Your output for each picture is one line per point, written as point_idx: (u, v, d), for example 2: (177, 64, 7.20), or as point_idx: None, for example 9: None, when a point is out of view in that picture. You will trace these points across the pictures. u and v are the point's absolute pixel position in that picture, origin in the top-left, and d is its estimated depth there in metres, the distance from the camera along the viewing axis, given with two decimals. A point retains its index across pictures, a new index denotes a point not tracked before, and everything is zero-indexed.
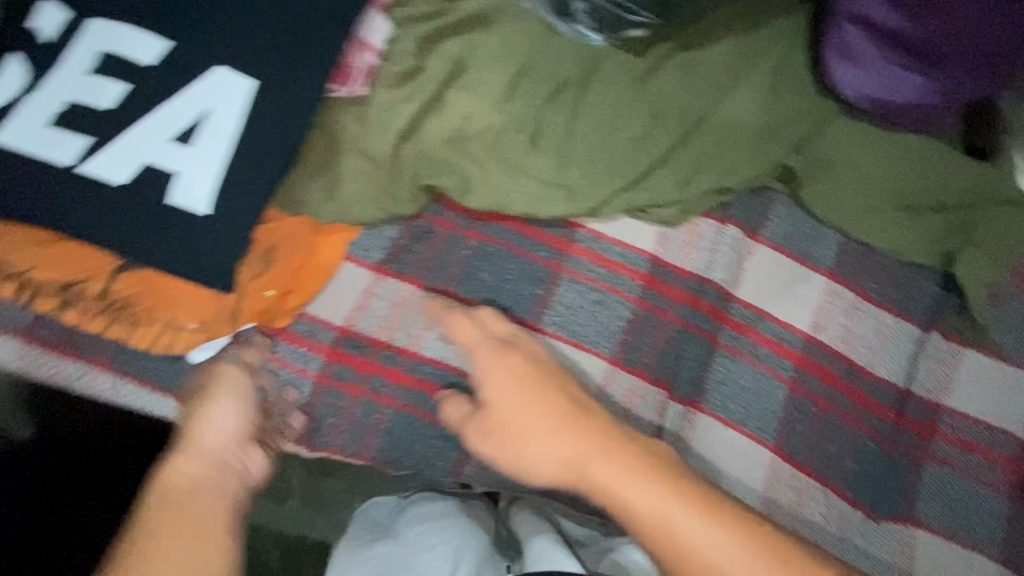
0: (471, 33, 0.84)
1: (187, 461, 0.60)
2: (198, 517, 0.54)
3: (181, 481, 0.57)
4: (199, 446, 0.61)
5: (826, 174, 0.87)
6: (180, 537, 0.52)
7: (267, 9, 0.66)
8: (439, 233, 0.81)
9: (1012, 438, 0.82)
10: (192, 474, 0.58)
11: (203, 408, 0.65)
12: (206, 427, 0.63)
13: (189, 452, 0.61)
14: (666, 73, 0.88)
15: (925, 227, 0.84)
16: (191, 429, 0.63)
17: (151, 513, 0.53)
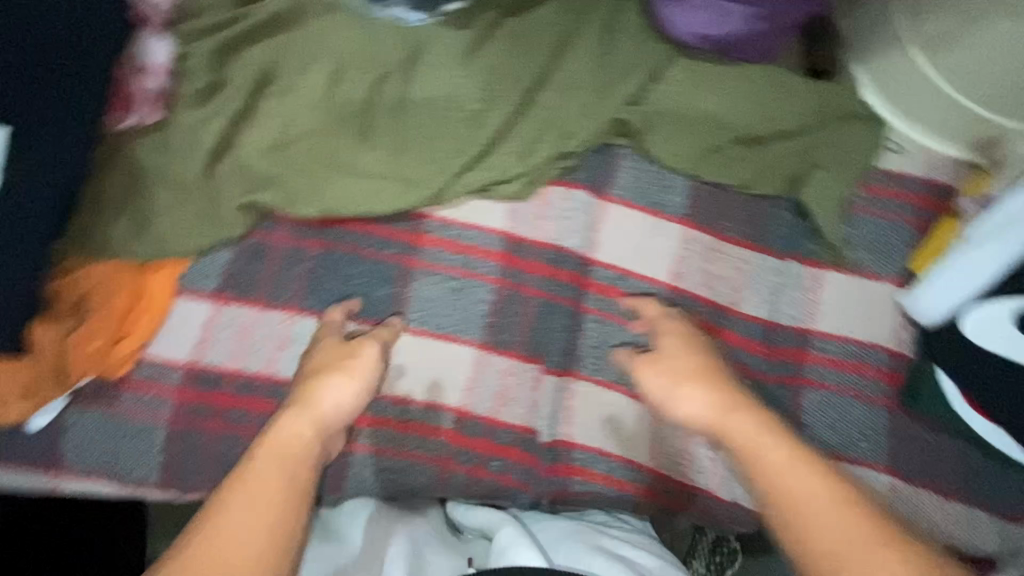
0: (279, 36, 0.80)
1: (292, 425, 0.63)
2: (281, 481, 0.57)
3: (293, 441, 0.61)
4: (312, 413, 0.64)
5: (673, 121, 0.84)
6: (265, 498, 0.55)
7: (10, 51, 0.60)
8: (277, 248, 0.77)
9: (880, 350, 0.81)
10: (286, 438, 0.61)
11: (325, 377, 0.68)
12: (330, 404, 0.66)
13: (288, 418, 0.63)
14: (494, 47, 0.86)
15: (771, 160, 0.83)
16: (309, 394, 0.66)
17: (253, 466, 0.58)
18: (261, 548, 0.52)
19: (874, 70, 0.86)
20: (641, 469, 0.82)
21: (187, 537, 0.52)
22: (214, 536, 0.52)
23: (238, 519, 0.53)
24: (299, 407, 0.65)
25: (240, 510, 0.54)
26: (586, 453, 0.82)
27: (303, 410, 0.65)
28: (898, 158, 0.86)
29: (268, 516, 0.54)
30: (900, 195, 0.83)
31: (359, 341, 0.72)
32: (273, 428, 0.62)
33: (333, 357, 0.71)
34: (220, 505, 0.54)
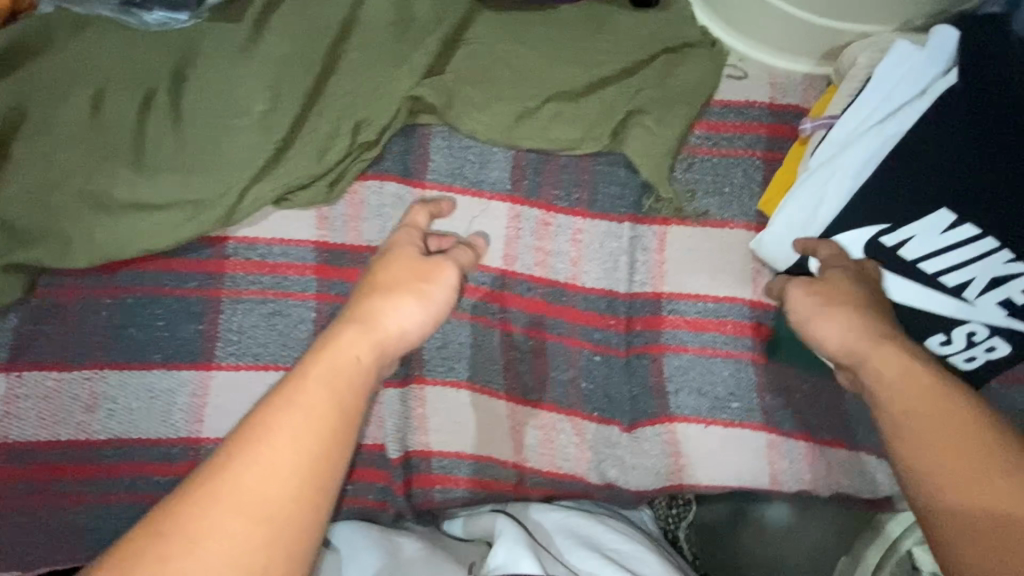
0: (23, 69, 0.72)
1: (353, 344, 0.52)
2: (336, 411, 0.48)
3: (353, 360, 0.51)
4: (376, 332, 0.54)
5: (480, 87, 0.75)
6: (314, 431, 0.47)
7: None
8: (65, 303, 0.72)
9: (739, 303, 0.74)
10: (348, 359, 0.51)
11: (390, 291, 0.58)
12: (394, 321, 0.56)
13: (350, 335, 0.53)
14: (274, 32, 0.76)
15: (594, 113, 0.74)
16: (374, 308, 0.56)
17: (307, 388, 0.49)
18: (302, 485, 0.45)
19: None
20: (506, 467, 0.77)
21: (221, 458, 0.45)
22: (251, 463, 0.45)
23: (278, 447, 0.46)
24: (362, 326, 0.54)
25: (291, 439, 0.46)
26: (446, 460, 0.77)
27: (363, 323, 0.54)
28: (738, 84, 0.76)
29: (316, 447, 0.46)
30: (744, 128, 0.75)
31: (439, 262, 0.61)
32: (332, 341, 0.52)
33: (404, 272, 0.60)
34: (261, 425, 0.46)
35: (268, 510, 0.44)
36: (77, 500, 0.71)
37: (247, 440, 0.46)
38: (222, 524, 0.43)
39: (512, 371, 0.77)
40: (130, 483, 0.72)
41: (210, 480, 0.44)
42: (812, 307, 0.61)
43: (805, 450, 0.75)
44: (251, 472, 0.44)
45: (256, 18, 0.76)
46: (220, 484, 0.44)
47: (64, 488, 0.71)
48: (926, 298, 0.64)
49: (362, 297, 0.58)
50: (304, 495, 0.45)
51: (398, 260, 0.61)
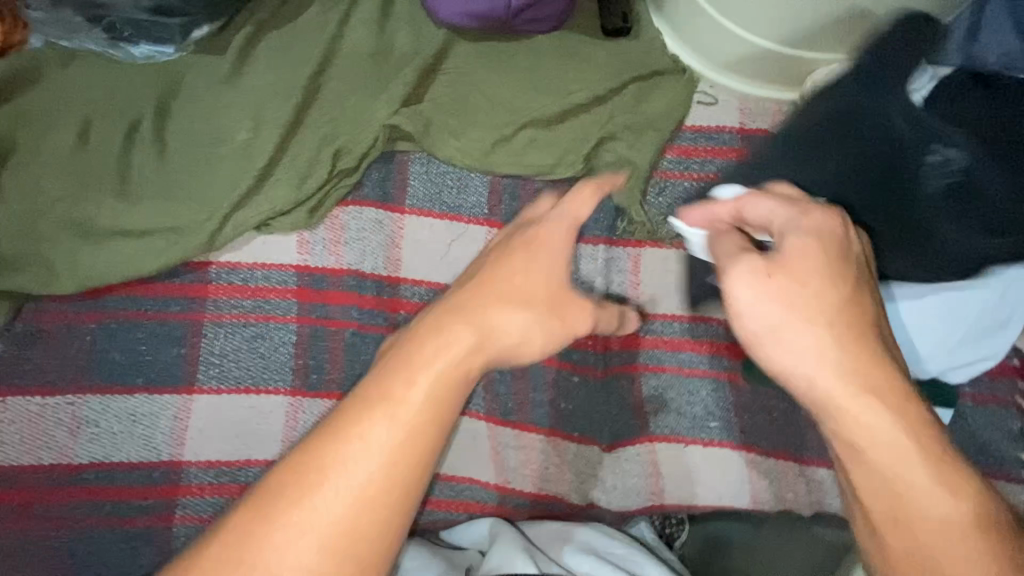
0: (14, 102, 0.75)
1: (461, 354, 0.45)
2: (433, 427, 0.43)
3: (461, 383, 0.45)
4: (485, 347, 0.47)
5: (458, 116, 0.79)
6: (407, 454, 0.42)
7: None
8: (48, 327, 0.73)
9: (713, 322, 0.76)
10: (460, 361, 0.45)
11: (514, 297, 0.49)
12: (504, 333, 0.48)
13: (464, 337, 0.46)
14: (259, 66, 0.80)
15: (567, 139, 0.78)
16: (488, 310, 0.47)
17: (414, 393, 0.43)
18: (387, 504, 0.42)
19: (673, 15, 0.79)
20: (487, 488, 0.77)
21: (308, 477, 0.41)
22: (339, 487, 0.41)
23: (369, 475, 0.41)
24: (476, 336, 0.46)
25: (388, 465, 0.42)
26: (427, 482, 0.77)
27: (479, 329, 0.47)
28: (708, 110, 0.79)
29: (409, 474, 0.42)
30: (715, 153, 0.78)
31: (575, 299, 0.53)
32: (448, 335, 0.46)
33: (537, 290, 0.50)
34: (355, 427, 0.42)
35: (353, 538, 0.41)
36: (50, 531, 0.69)
37: (337, 442, 0.42)
38: (306, 542, 0.40)
39: (492, 393, 0.77)
40: (110, 508, 0.71)
41: (294, 502, 0.41)
42: (777, 332, 0.46)
43: (783, 467, 0.76)
44: (343, 487, 0.41)
45: (239, 50, 0.80)
46: (305, 507, 0.41)
47: (43, 512, 0.70)
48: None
49: (491, 295, 0.49)
50: (387, 527, 0.42)
51: (516, 244, 0.52)
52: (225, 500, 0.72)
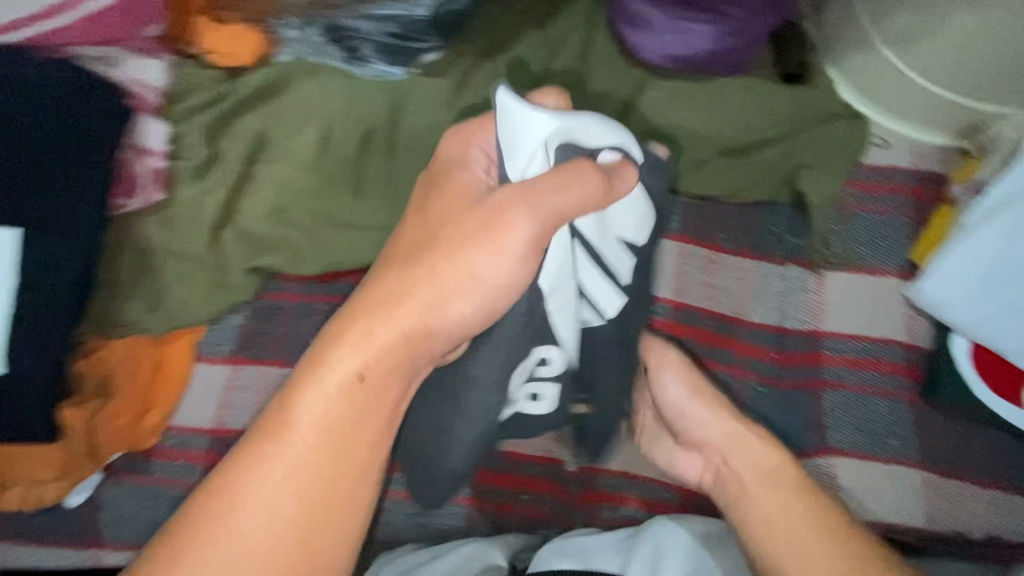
0: (268, 103, 0.83)
1: (363, 357, 0.52)
2: (349, 429, 0.52)
3: (352, 381, 0.51)
4: (398, 322, 0.52)
5: (658, 141, 0.87)
6: (313, 465, 0.50)
7: (47, 157, 0.62)
8: (288, 306, 0.80)
9: (894, 344, 0.81)
10: (373, 359, 0.52)
11: (436, 266, 0.53)
12: (416, 306, 0.52)
13: (359, 341, 0.52)
14: (477, 86, 0.88)
15: (760, 167, 0.85)
16: (374, 310, 0.52)
17: (313, 409, 0.51)
18: (328, 501, 0.50)
19: (849, 66, 0.87)
20: (671, 489, 0.81)
21: (223, 499, 0.49)
22: (246, 508, 0.49)
23: (274, 491, 0.49)
24: (369, 325, 0.52)
25: (293, 483, 0.50)
26: (613, 478, 0.81)
27: (400, 326, 0.52)
28: (883, 151, 0.87)
29: (318, 482, 0.50)
30: (892, 189, 0.84)
31: (503, 204, 0.52)
32: (337, 362, 0.52)
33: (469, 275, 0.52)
34: (271, 448, 0.50)
35: (266, 549, 0.48)
36: None
37: (257, 463, 0.50)
38: (241, 543, 0.48)
39: None
40: None
41: (205, 527, 0.48)
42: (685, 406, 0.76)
43: (965, 489, 0.78)
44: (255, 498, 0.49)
45: (461, 71, 0.88)
46: (218, 528, 0.48)
47: None
48: (988, 327, 0.75)
49: (392, 290, 0.53)
50: (304, 539, 0.49)
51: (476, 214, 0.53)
52: None
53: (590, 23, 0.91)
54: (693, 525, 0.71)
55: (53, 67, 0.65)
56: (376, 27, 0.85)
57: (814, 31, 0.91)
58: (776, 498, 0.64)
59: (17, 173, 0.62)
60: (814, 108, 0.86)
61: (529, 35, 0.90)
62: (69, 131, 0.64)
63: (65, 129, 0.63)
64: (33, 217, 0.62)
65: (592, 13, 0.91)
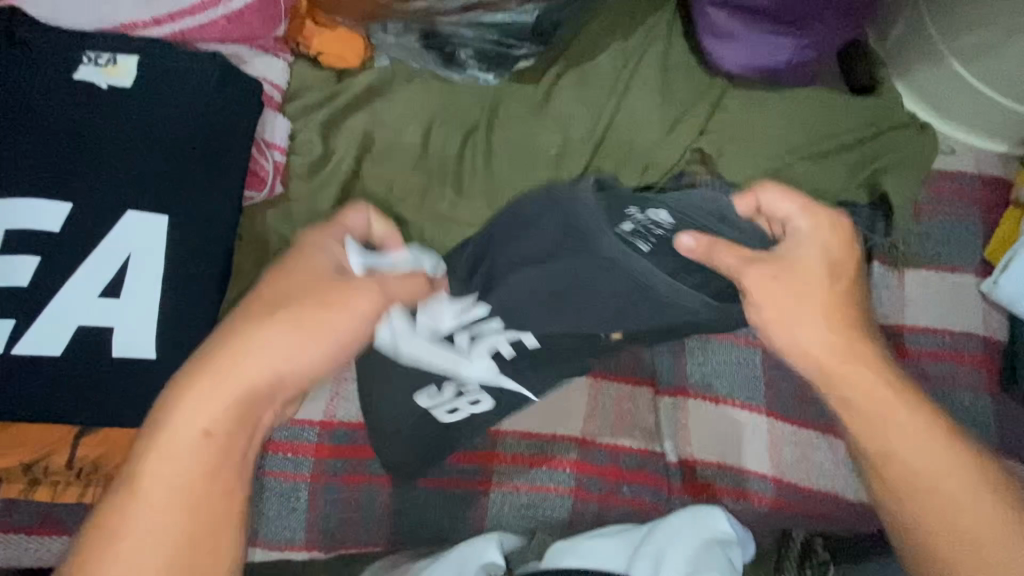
0: (375, 105, 0.86)
1: (209, 414, 0.47)
2: (207, 480, 0.47)
3: (193, 426, 0.46)
4: (231, 378, 0.47)
5: (740, 146, 0.92)
6: (176, 516, 0.46)
7: (198, 151, 0.67)
8: None
9: (973, 337, 0.85)
10: (212, 416, 0.47)
11: (273, 316, 0.48)
12: (254, 357, 0.48)
13: (208, 392, 0.47)
14: (566, 93, 0.92)
15: (838, 171, 0.90)
16: (215, 353, 0.47)
17: (164, 461, 0.46)
18: (188, 553, 0.46)
19: (914, 78, 0.93)
20: (766, 479, 0.82)
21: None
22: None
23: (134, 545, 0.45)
24: (213, 376, 0.47)
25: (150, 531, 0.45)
26: (709, 469, 0.82)
27: (222, 375, 0.47)
28: (949, 158, 0.93)
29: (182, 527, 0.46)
30: (959, 193, 0.91)
31: (310, 249, 0.52)
32: (182, 409, 0.46)
33: (314, 307, 0.49)
34: (119, 506, 0.45)
35: None
36: (397, 477, 0.77)
37: (111, 524, 0.45)
38: None
39: (774, 391, 0.85)
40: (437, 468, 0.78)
41: None
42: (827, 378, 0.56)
43: None
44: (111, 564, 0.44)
45: (551, 79, 0.93)
46: None
47: (378, 466, 0.77)
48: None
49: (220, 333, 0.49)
50: None
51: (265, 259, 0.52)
52: (534, 470, 0.79)
53: (672, 35, 0.96)
54: (683, 517, 0.71)
55: (200, 58, 0.70)
56: (476, 34, 0.87)
57: (878, 47, 0.98)
58: (927, 464, 0.54)
59: (170, 156, 0.66)
60: (884, 117, 0.92)
61: (614, 44, 0.95)
62: (220, 128, 0.68)
63: (214, 128, 0.68)
64: (184, 198, 0.66)
65: (674, 26, 0.96)
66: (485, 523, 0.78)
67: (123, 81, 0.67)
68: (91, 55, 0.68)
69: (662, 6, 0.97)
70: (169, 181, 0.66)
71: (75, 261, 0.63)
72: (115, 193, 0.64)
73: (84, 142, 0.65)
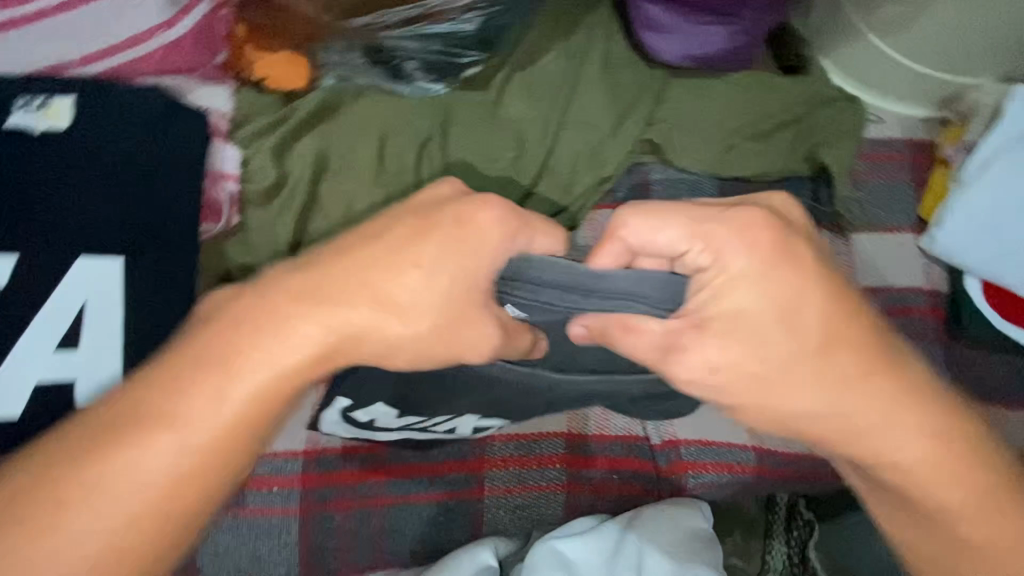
0: (326, 125, 0.85)
1: (295, 351, 0.45)
2: (252, 407, 0.44)
3: (286, 347, 0.45)
4: (332, 321, 0.45)
5: (686, 133, 0.95)
6: (214, 444, 0.44)
7: (148, 189, 0.66)
8: None
9: (917, 292, 0.91)
10: (300, 360, 0.45)
11: (384, 272, 0.46)
12: (362, 309, 0.45)
13: (306, 332, 0.45)
14: (515, 97, 0.93)
15: (781, 148, 0.94)
16: (342, 305, 0.45)
17: (241, 384, 0.44)
18: (200, 484, 0.44)
19: (839, 53, 0.99)
20: (747, 450, 0.86)
21: (93, 448, 0.43)
22: (115, 465, 0.43)
23: (165, 457, 0.43)
24: (316, 305, 0.45)
25: (184, 448, 0.43)
26: (693, 447, 0.85)
27: (330, 326, 0.45)
28: (879, 126, 0.99)
29: (213, 460, 0.44)
30: (891, 158, 0.97)
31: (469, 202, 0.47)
32: (288, 322, 0.45)
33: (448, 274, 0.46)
34: (179, 398, 0.44)
35: (115, 501, 0.42)
36: (390, 498, 0.76)
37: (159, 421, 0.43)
38: (97, 525, 0.42)
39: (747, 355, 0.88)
40: (430, 483, 0.77)
41: (58, 484, 0.42)
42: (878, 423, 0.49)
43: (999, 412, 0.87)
44: (137, 461, 0.43)
45: (500, 84, 0.93)
46: (87, 481, 0.42)
47: (370, 490, 0.76)
48: (998, 263, 0.86)
49: (359, 273, 0.46)
50: (165, 515, 0.43)
51: (440, 227, 0.46)
52: (526, 471, 0.80)
53: (612, 32, 0.99)
54: (661, 515, 0.76)
55: (143, 92, 0.68)
56: (421, 45, 0.88)
57: (802, 27, 1.04)
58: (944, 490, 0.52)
59: (123, 194, 0.65)
60: (817, 93, 0.97)
61: (556, 46, 0.97)
62: (167, 163, 0.67)
63: (161, 163, 0.67)
64: (141, 237, 0.65)
65: (613, 23, 0.99)
66: (482, 530, 0.78)
67: (61, 124, 0.65)
68: (21, 99, 0.65)
69: (599, 5, 1.00)
70: (124, 220, 0.64)
71: (25, 316, 0.60)
72: (62, 241, 0.62)
73: (22, 192, 0.62)
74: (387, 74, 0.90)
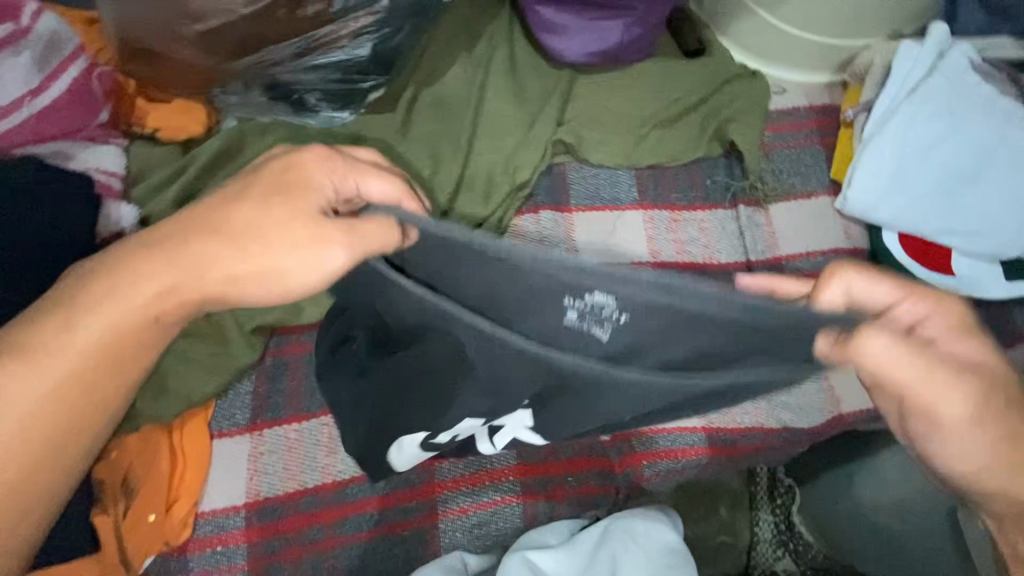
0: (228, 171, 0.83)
1: (150, 287, 0.52)
2: (114, 336, 0.53)
3: (143, 283, 0.52)
4: (181, 261, 0.51)
5: (596, 125, 0.96)
6: (90, 371, 0.53)
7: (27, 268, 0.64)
8: (294, 360, 0.79)
9: (841, 252, 0.93)
10: (155, 293, 0.52)
11: (230, 221, 0.51)
12: (213, 243, 0.51)
13: (159, 272, 0.52)
14: (422, 114, 0.93)
15: (692, 130, 0.96)
16: (189, 256, 0.51)
17: (99, 319, 0.52)
18: (81, 408, 0.54)
19: (736, 30, 1.01)
20: (697, 432, 0.86)
21: None
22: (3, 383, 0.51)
23: (50, 382, 0.52)
24: (167, 249, 0.52)
25: (64, 373, 0.52)
26: (644, 437, 0.85)
27: (180, 269, 0.52)
28: (782, 97, 1.01)
29: (91, 384, 0.54)
30: (799, 126, 0.99)
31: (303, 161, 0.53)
32: (140, 266, 0.52)
33: (284, 223, 0.51)
34: (56, 329, 0.52)
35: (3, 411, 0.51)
36: (343, 538, 0.74)
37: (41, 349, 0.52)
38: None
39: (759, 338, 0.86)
40: (382, 516, 0.76)
41: None
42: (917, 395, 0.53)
43: None
44: (26, 386, 0.51)
45: (407, 105, 0.94)
46: None
47: (319, 533, 0.74)
48: (909, 213, 0.88)
49: (204, 214, 0.52)
50: (52, 452, 0.54)
51: (264, 179, 0.52)
52: (479, 488, 0.79)
53: (514, 37, 0.99)
54: (643, 520, 0.75)
55: (13, 165, 0.67)
56: (316, 77, 0.85)
57: (697, 10, 1.05)
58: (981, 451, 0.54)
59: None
60: (720, 71, 0.98)
61: (458, 58, 0.97)
62: (49, 243, 0.66)
63: (42, 243, 0.66)
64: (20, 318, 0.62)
65: (513, 29, 1.00)
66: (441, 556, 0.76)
67: None
68: None
69: (497, 12, 1.01)
70: (7, 295, 0.63)
71: None
72: None
73: None
74: (290, 107, 0.89)
